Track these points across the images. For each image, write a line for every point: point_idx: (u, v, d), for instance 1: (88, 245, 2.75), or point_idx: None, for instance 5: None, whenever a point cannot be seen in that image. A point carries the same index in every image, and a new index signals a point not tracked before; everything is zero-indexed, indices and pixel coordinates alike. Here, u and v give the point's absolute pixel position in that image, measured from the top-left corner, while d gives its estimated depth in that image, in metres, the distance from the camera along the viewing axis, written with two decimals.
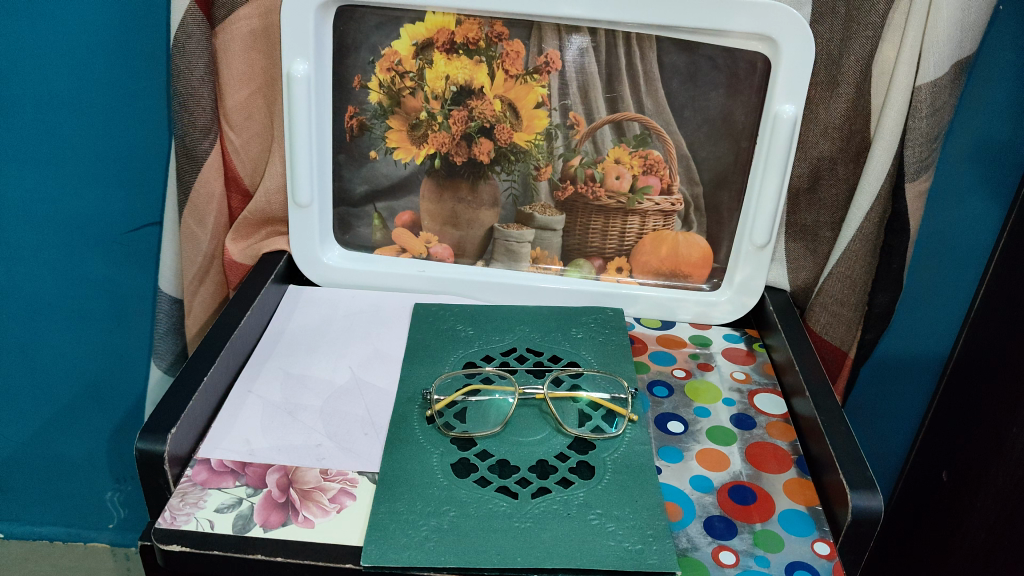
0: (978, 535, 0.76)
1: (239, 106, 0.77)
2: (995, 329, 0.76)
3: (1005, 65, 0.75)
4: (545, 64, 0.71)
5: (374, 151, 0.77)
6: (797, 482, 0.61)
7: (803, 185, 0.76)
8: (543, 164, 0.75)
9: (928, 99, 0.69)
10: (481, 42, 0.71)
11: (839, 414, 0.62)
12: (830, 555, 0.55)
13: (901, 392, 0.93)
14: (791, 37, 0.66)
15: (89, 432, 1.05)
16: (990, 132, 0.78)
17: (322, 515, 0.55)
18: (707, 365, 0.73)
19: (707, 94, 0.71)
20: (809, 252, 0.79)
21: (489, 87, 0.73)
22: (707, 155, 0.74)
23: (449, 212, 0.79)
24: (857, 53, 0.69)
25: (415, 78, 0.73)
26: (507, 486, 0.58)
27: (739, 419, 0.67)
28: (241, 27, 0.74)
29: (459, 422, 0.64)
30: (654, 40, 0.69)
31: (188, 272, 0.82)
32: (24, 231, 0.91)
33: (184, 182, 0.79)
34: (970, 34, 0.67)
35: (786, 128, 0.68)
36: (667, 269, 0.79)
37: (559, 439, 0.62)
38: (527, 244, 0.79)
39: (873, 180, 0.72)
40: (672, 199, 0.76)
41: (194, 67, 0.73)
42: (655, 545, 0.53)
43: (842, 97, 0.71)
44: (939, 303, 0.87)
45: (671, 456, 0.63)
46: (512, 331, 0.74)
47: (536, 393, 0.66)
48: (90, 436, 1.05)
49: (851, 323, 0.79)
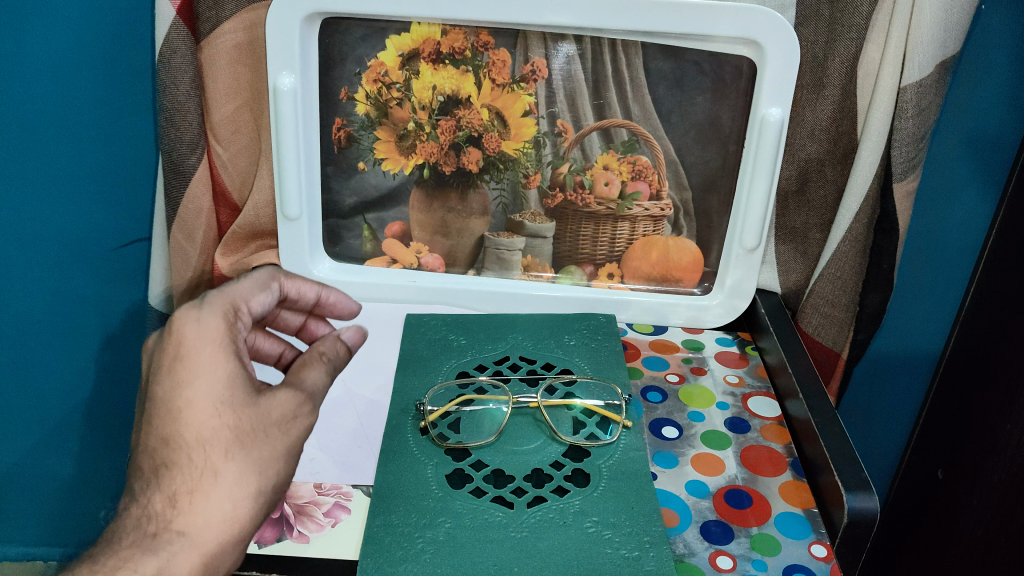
0: (975, 532, 0.76)
1: (226, 120, 0.77)
2: (985, 327, 0.76)
3: (991, 64, 0.76)
4: (531, 72, 0.71)
5: (362, 162, 0.76)
6: (792, 484, 0.61)
7: (791, 188, 0.77)
8: (531, 173, 0.75)
9: (914, 100, 0.68)
10: (466, 52, 0.71)
11: (833, 415, 0.62)
12: (828, 557, 0.54)
13: (895, 391, 0.93)
14: (775, 40, 0.66)
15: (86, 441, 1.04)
16: (977, 128, 0.79)
17: (316, 530, 0.55)
18: (700, 369, 0.74)
19: (693, 99, 0.71)
20: (800, 254, 0.79)
21: (476, 97, 0.73)
22: (695, 160, 0.74)
23: (439, 222, 0.78)
24: (842, 55, 0.70)
25: (402, 89, 0.73)
26: (503, 496, 0.57)
27: (733, 422, 0.67)
28: (225, 41, 0.73)
29: (453, 432, 0.63)
30: (640, 46, 0.69)
31: (178, 288, 0.82)
32: (11, 251, 0.90)
33: (172, 198, 0.78)
34: (954, 33, 0.67)
35: (773, 131, 0.69)
36: (658, 274, 0.79)
37: (554, 447, 0.62)
38: (517, 252, 0.79)
39: (860, 181, 0.72)
40: (661, 204, 0.76)
41: (179, 82, 0.73)
42: (652, 551, 0.53)
43: (828, 99, 0.72)
44: (931, 302, 0.87)
45: (666, 461, 0.63)
46: (505, 340, 0.74)
47: (530, 402, 0.66)
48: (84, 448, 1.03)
49: (842, 323, 0.79)
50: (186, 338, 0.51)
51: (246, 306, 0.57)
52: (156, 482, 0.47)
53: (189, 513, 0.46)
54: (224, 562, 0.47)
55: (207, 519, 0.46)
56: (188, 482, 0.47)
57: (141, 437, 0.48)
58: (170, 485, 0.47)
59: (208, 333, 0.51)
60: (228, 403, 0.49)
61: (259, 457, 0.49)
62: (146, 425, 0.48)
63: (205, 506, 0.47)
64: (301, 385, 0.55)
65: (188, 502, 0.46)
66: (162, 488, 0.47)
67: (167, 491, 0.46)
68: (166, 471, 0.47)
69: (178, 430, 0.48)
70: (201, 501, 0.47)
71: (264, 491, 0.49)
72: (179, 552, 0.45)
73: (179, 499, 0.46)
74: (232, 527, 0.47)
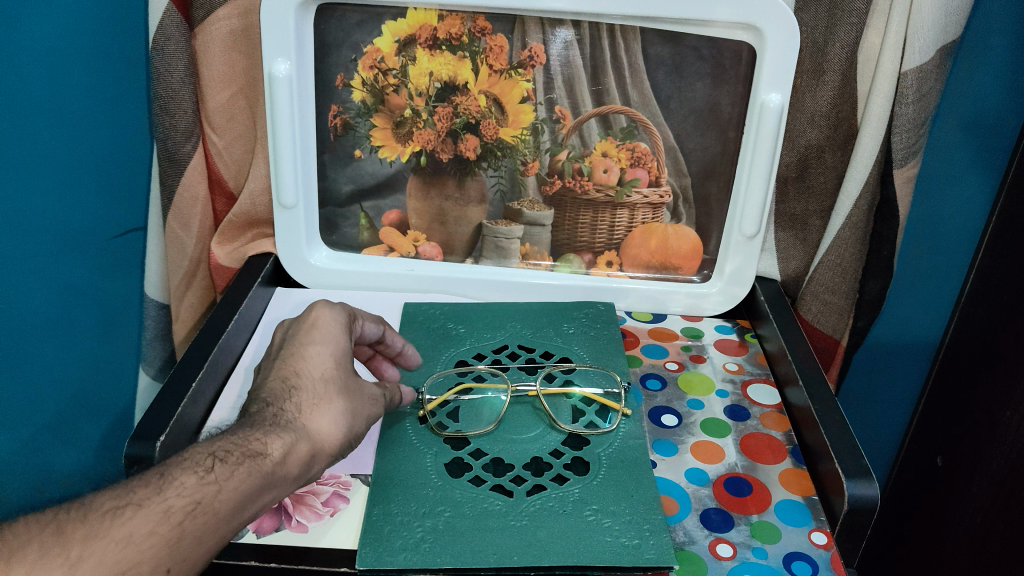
0: (974, 518, 0.76)
1: (221, 108, 0.76)
2: (985, 313, 0.76)
3: (992, 49, 0.75)
4: (528, 58, 0.70)
5: (359, 149, 0.76)
6: (792, 472, 0.60)
7: (791, 174, 0.76)
8: (530, 160, 0.74)
9: (914, 86, 0.68)
10: (463, 38, 0.70)
11: (832, 403, 0.62)
12: (828, 545, 0.54)
13: (895, 378, 0.93)
14: (775, 24, 0.65)
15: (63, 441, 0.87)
16: (978, 112, 0.78)
17: (315, 519, 0.55)
18: (699, 357, 0.73)
19: (692, 85, 0.71)
20: (800, 241, 0.78)
21: (473, 83, 0.72)
22: (694, 146, 0.73)
23: (436, 210, 0.78)
24: (842, 40, 0.69)
25: (399, 75, 0.72)
26: (502, 485, 0.57)
27: (732, 410, 0.67)
28: (220, 28, 0.73)
29: (452, 421, 0.63)
30: (638, 32, 0.69)
31: (175, 277, 0.82)
32: None
33: (167, 186, 0.78)
34: (955, 18, 0.67)
35: (773, 116, 0.68)
36: (657, 262, 0.79)
37: (554, 435, 0.62)
38: (516, 241, 0.78)
39: (861, 167, 0.72)
40: (660, 191, 0.75)
41: (173, 69, 0.72)
42: (652, 539, 0.53)
43: (828, 84, 0.71)
44: (930, 288, 0.87)
45: (665, 449, 0.62)
46: (504, 329, 0.74)
47: (529, 391, 0.65)
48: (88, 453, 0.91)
49: (842, 311, 0.79)
50: (317, 318, 0.61)
51: (362, 320, 0.64)
52: (286, 395, 0.54)
53: (308, 418, 0.54)
54: (320, 463, 0.54)
55: (321, 425, 0.54)
56: (311, 397, 0.55)
57: (274, 368, 0.57)
58: (295, 396, 0.54)
59: (339, 320, 0.61)
60: (344, 364, 0.58)
61: (355, 406, 0.56)
62: (279, 359, 0.58)
63: (322, 417, 0.54)
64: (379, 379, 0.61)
65: (309, 409, 0.54)
66: (290, 399, 0.54)
67: (294, 401, 0.54)
68: (294, 388, 0.55)
69: (306, 367, 0.56)
70: (319, 415, 0.54)
71: (354, 429, 0.56)
72: (302, 439, 0.52)
73: (304, 408, 0.54)
74: (335, 439, 0.54)
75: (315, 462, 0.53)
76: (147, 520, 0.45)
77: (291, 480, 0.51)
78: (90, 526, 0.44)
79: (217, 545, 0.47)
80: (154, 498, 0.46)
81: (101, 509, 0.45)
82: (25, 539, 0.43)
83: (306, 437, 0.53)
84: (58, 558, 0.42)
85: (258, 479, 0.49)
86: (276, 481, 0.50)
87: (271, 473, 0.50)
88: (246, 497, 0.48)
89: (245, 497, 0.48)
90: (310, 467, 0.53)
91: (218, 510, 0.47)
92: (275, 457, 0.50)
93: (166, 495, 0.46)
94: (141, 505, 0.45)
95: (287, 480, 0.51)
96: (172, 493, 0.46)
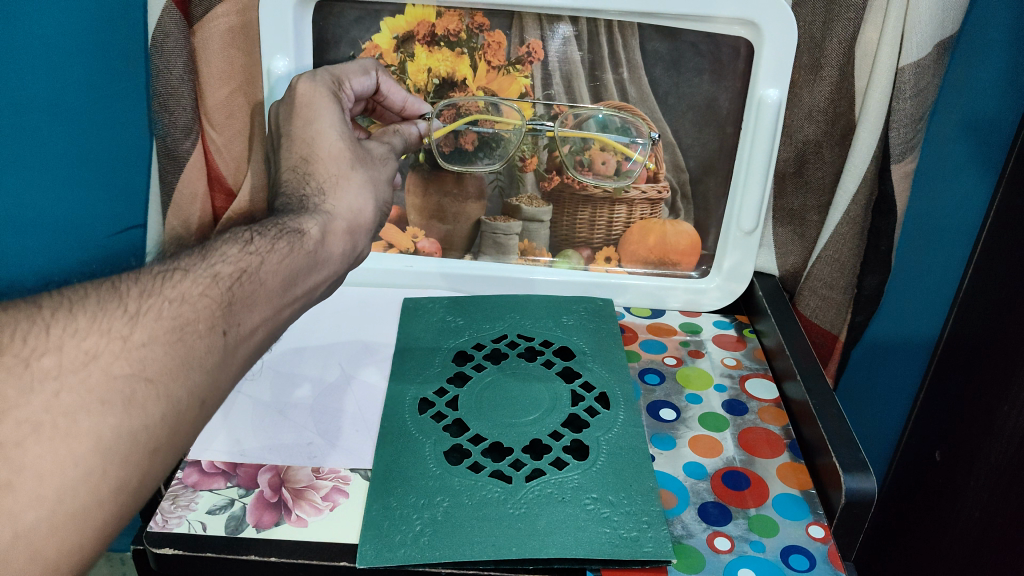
0: (972, 513, 0.75)
1: (220, 104, 0.76)
2: (985, 307, 0.76)
3: (990, 43, 0.75)
4: (527, 54, 0.71)
5: None
6: (789, 465, 0.61)
7: (789, 169, 0.77)
8: (528, 156, 0.75)
9: (912, 81, 0.68)
10: (461, 33, 0.70)
11: (829, 398, 0.63)
12: (825, 538, 0.54)
13: (895, 373, 0.93)
14: (773, 19, 0.65)
15: (52, 231, 0.78)
16: (978, 108, 0.78)
17: (315, 514, 0.55)
18: (697, 352, 0.74)
19: (690, 80, 0.71)
20: (797, 236, 0.79)
21: (472, 79, 0.72)
22: (693, 142, 0.74)
23: (435, 207, 0.79)
24: (839, 36, 0.69)
25: (397, 71, 0.72)
26: (501, 470, 0.58)
27: (731, 404, 0.67)
28: (218, 25, 0.73)
29: (452, 409, 0.63)
30: (637, 28, 0.68)
31: None
32: None
33: (167, 183, 0.78)
34: (953, 13, 0.66)
35: (770, 112, 0.68)
36: (656, 258, 0.79)
37: (553, 417, 0.62)
38: (515, 236, 0.79)
39: (858, 162, 0.71)
40: (659, 186, 0.76)
41: (172, 66, 0.72)
42: (650, 532, 0.53)
43: (826, 80, 0.71)
44: (929, 281, 0.87)
45: (664, 443, 0.63)
46: (502, 320, 0.74)
47: (546, 131, 0.73)
48: (87, 254, 0.80)
49: (840, 306, 0.79)
50: (300, 95, 0.61)
51: (349, 84, 0.65)
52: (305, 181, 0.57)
53: (333, 197, 0.56)
54: (361, 235, 0.57)
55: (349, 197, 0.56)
56: (329, 176, 0.57)
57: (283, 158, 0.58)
58: (313, 179, 0.57)
59: (320, 89, 0.61)
60: (347, 136, 0.59)
61: (372, 175, 0.60)
62: (285, 148, 0.59)
63: (345, 193, 0.57)
64: (387, 142, 0.65)
65: (332, 188, 0.56)
66: (309, 183, 0.56)
67: (313, 185, 0.56)
68: (308, 172, 0.57)
69: (313, 149, 0.58)
70: (342, 189, 0.57)
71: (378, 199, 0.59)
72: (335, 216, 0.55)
73: (326, 187, 0.56)
74: (366, 213, 0.57)
75: (355, 237, 0.57)
76: (196, 283, 0.44)
77: (335, 259, 0.54)
78: (143, 286, 0.42)
79: (271, 316, 0.48)
80: (199, 266, 0.45)
81: (149, 273, 0.44)
82: (82, 295, 0.40)
83: (335, 217, 0.55)
84: (117, 309, 0.40)
85: (302, 253, 0.51)
86: (322, 259, 0.53)
87: (313, 249, 0.52)
88: (293, 270, 0.50)
89: (291, 272, 0.49)
90: (353, 242, 0.56)
91: (265, 281, 0.47)
92: (314, 234, 0.52)
93: (211, 262, 0.46)
94: (189, 270, 0.45)
95: (334, 256, 0.54)
96: (217, 260, 0.46)
